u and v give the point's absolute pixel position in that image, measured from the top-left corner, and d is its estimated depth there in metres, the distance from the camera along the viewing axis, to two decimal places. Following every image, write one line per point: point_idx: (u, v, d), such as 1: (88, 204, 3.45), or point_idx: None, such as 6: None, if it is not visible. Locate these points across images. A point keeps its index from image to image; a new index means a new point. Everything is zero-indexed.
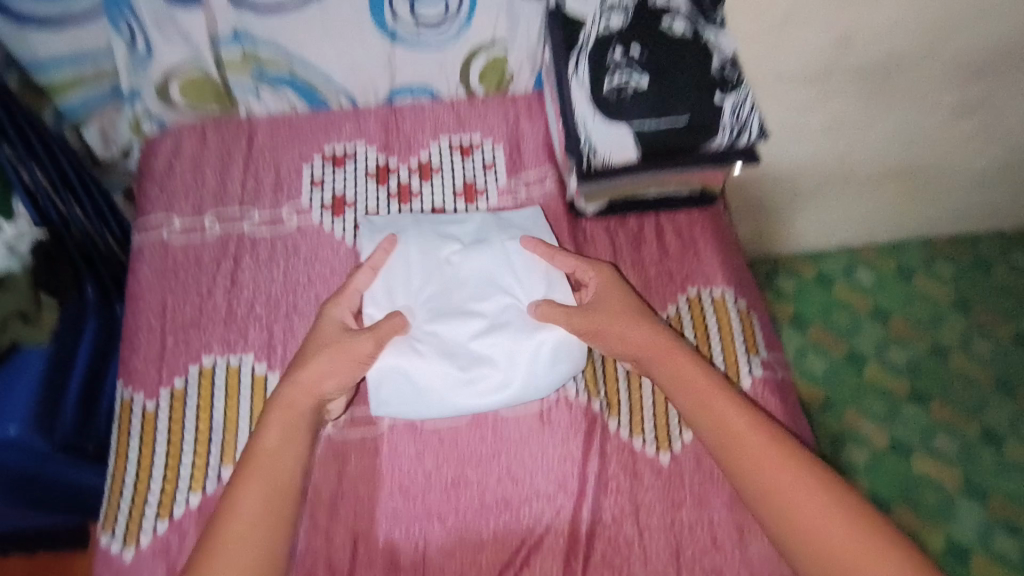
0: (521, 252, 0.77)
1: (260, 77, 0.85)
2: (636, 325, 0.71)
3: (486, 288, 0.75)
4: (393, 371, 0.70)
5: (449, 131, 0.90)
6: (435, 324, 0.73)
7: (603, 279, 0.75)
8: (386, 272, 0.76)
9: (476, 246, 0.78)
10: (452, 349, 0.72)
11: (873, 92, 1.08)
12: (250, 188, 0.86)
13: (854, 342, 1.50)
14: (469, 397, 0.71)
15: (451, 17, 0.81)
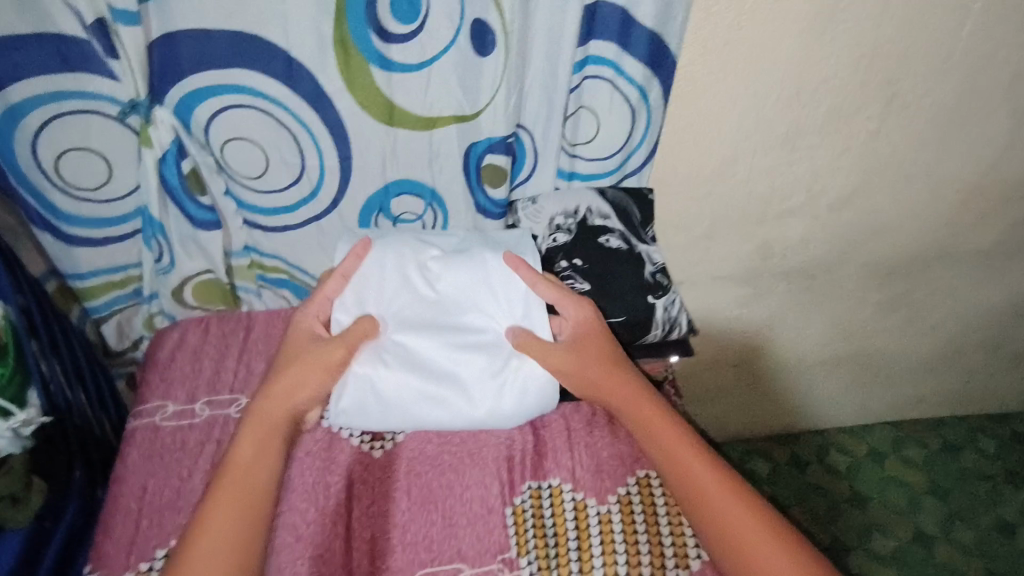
0: (506, 269, 0.84)
1: (263, 281, 0.99)
2: (607, 371, 0.84)
3: (458, 304, 0.85)
4: (363, 380, 0.82)
5: None
6: (406, 334, 0.83)
7: (580, 317, 0.85)
8: (360, 279, 0.84)
9: (457, 256, 0.85)
10: (421, 362, 0.84)
11: (798, 290, 1.24)
12: (242, 376, 0.95)
13: (836, 530, 1.51)
14: (431, 408, 0.84)
15: None
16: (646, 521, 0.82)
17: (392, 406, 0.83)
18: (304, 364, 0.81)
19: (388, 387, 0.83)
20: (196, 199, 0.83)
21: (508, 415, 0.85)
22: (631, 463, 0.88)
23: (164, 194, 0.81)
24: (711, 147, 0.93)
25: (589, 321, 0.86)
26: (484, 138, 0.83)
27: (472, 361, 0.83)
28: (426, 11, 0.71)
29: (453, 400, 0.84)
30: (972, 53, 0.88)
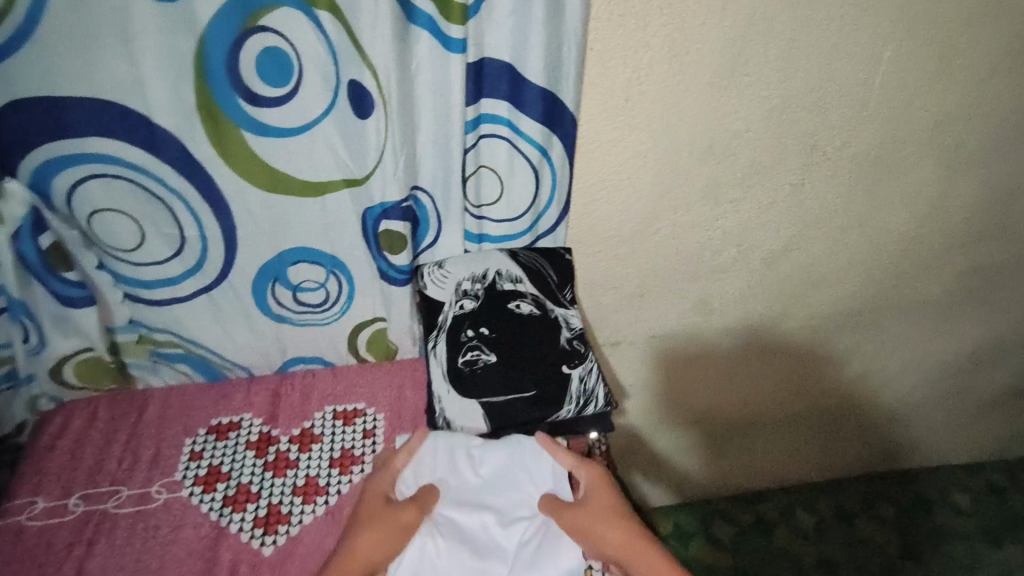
0: (539, 451, 0.75)
1: (156, 357, 0.91)
2: (615, 523, 0.69)
3: (497, 487, 0.73)
4: (415, 564, 0.68)
5: (333, 400, 0.96)
6: (456, 523, 0.71)
7: (591, 477, 0.73)
8: (415, 463, 0.76)
9: (496, 440, 0.76)
10: (469, 536, 0.70)
11: (744, 345, 1.19)
12: (126, 465, 0.87)
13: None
14: None
15: (332, 301, 0.90)
16: None
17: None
18: (371, 508, 0.71)
19: (442, 570, 0.68)
20: (62, 276, 0.78)
21: None
22: None
23: (24, 270, 0.76)
24: (627, 204, 0.89)
25: (606, 482, 0.73)
26: (378, 203, 0.79)
27: (522, 523, 0.71)
28: (302, 72, 0.67)
29: (497, 558, 0.68)
30: (886, 104, 0.86)
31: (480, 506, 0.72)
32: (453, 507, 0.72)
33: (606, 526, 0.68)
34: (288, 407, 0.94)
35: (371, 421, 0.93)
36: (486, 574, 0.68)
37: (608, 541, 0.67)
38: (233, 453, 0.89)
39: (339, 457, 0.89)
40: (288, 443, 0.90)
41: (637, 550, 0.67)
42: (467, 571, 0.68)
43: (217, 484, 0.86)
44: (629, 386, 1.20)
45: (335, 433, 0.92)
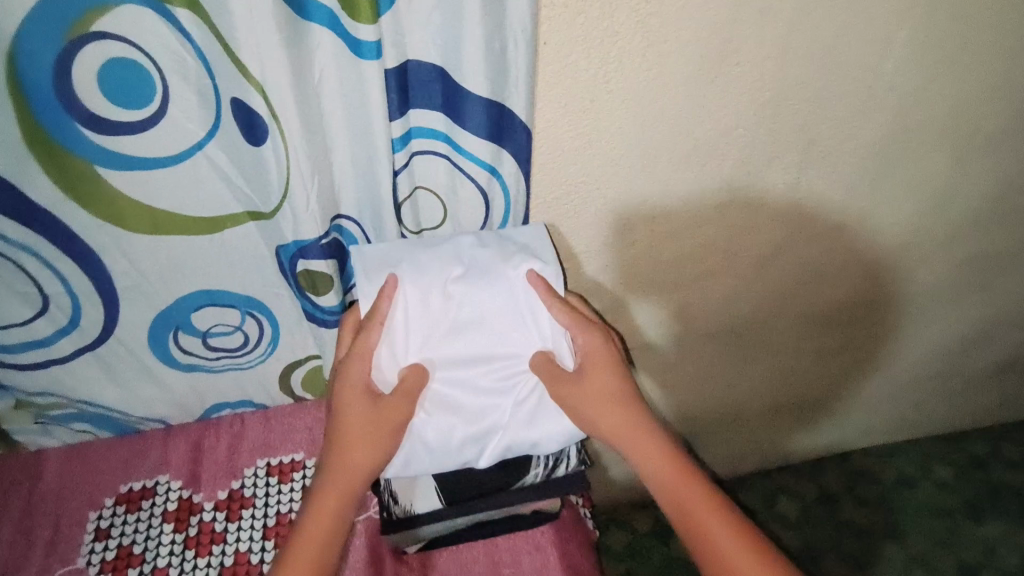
0: (531, 291, 0.66)
1: (44, 418, 0.78)
2: (629, 418, 0.66)
3: (478, 278, 0.66)
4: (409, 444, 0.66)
5: (266, 453, 0.83)
6: (444, 378, 0.67)
7: (591, 343, 0.68)
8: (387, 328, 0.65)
9: (479, 271, 0.66)
10: (459, 379, 0.67)
11: (727, 347, 1.08)
12: (17, 551, 0.74)
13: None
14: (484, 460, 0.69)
15: (251, 344, 0.76)
16: None
17: (498, 434, 0.68)
18: (354, 409, 0.63)
19: (432, 438, 0.66)
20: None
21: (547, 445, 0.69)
22: None
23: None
24: (596, 217, 0.76)
25: (608, 357, 0.68)
26: (291, 241, 0.64)
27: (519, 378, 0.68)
28: (165, 85, 0.51)
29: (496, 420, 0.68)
30: (896, 87, 0.73)
31: (471, 361, 0.67)
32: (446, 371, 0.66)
33: (623, 423, 0.66)
34: (212, 464, 0.81)
35: (310, 476, 0.81)
36: (487, 434, 0.67)
37: (607, 404, 0.66)
38: (148, 528, 0.76)
39: (275, 525, 0.77)
40: (213, 510, 0.78)
41: (654, 441, 0.66)
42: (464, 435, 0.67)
43: (129, 570, 0.73)
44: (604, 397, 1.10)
45: (269, 494, 0.79)
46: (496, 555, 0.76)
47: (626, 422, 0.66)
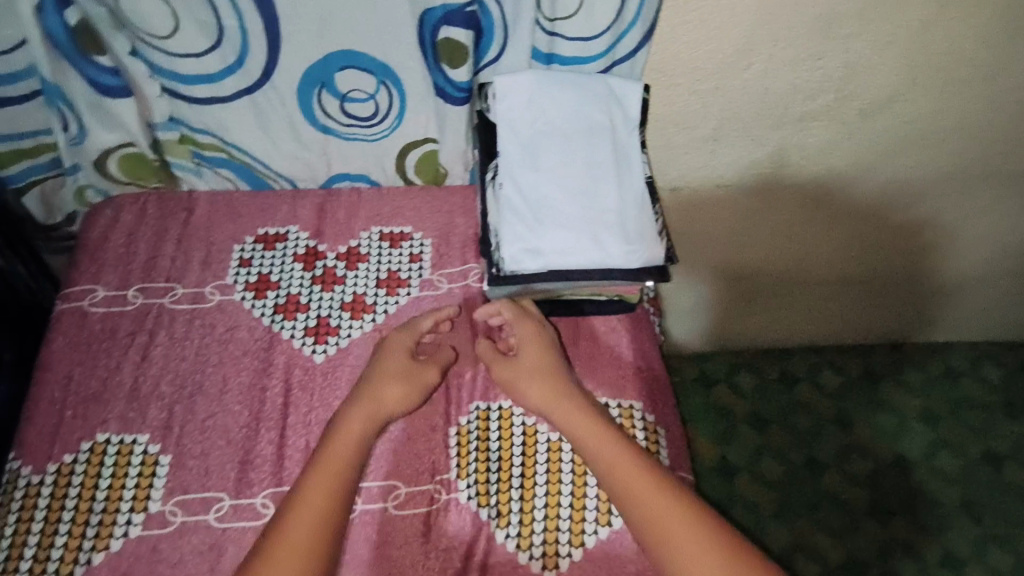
0: (622, 96, 0.78)
1: (199, 159, 0.88)
2: (563, 403, 0.73)
3: (579, 125, 0.77)
4: (520, 222, 0.74)
5: (380, 221, 0.92)
6: (546, 169, 0.76)
7: (528, 334, 0.78)
8: (505, 101, 0.77)
9: (578, 79, 0.78)
10: (560, 164, 0.76)
11: (811, 203, 1.10)
12: (179, 263, 0.88)
13: (811, 447, 1.47)
14: (586, 244, 0.74)
15: (381, 115, 0.84)
16: None
17: (597, 222, 0.75)
18: (393, 362, 0.75)
19: (544, 218, 0.74)
20: (95, 59, 0.71)
21: (641, 246, 0.75)
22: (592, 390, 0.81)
23: (55, 57, 0.70)
24: (719, 30, 0.77)
25: (540, 336, 0.79)
26: (439, 6, 0.70)
27: (618, 184, 0.76)
28: None
29: (601, 214, 0.75)
30: None
31: (571, 157, 0.76)
32: (552, 169, 0.76)
33: (557, 401, 0.73)
34: (334, 223, 0.92)
35: (418, 245, 0.91)
36: (591, 218, 0.75)
37: (549, 389, 0.74)
38: (282, 263, 0.89)
39: (387, 278, 0.88)
40: (335, 258, 0.89)
41: (590, 415, 0.72)
42: (569, 214, 0.75)
43: (269, 291, 0.87)
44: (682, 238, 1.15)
45: (382, 252, 0.90)
46: (581, 332, 0.85)
47: (562, 403, 0.73)
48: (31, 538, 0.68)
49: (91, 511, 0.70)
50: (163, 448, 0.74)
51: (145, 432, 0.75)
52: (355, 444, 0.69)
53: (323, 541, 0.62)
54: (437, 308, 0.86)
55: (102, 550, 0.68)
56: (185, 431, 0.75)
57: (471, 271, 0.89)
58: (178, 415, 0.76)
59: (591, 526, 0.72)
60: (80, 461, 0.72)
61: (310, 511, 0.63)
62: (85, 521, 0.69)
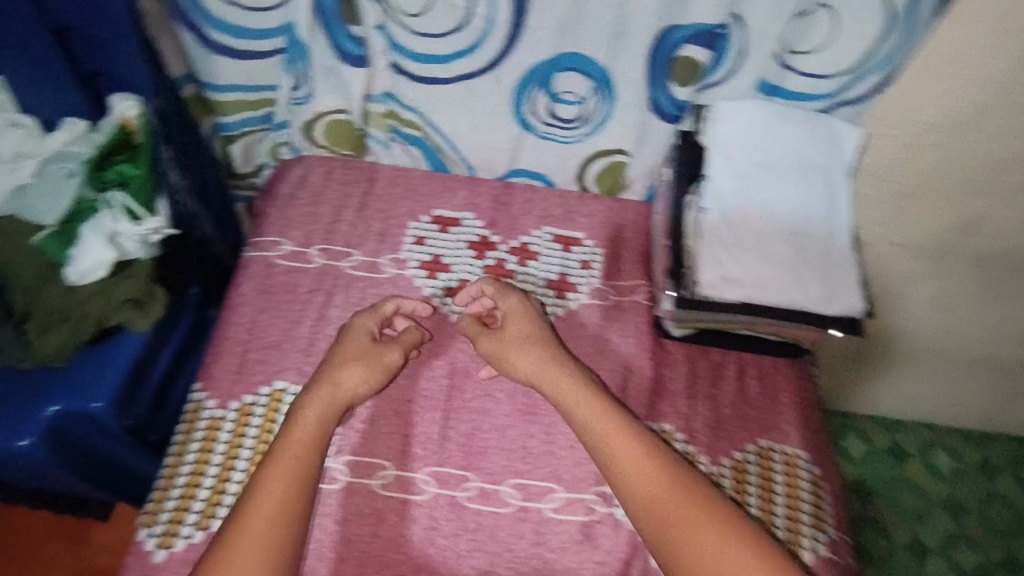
0: (840, 139, 0.76)
1: (394, 132, 0.90)
2: (568, 383, 0.72)
3: (792, 160, 0.76)
4: (718, 245, 0.73)
5: (554, 222, 0.93)
6: (752, 197, 0.74)
7: (512, 306, 0.79)
8: (720, 121, 0.77)
9: (798, 114, 0.77)
10: (768, 195, 0.75)
11: (993, 284, 1.02)
12: (358, 231, 0.91)
13: (915, 529, 1.40)
14: (786, 281, 0.71)
15: (586, 120, 0.83)
16: (761, 499, 0.74)
17: (799, 261, 0.72)
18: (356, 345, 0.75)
19: (744, 246, 0.73)
20: (348, 29, 0.73)
21: (842, 294, 0.71)
22: (755, 431, 0.78)
23: (315, 17, 0.73)
24: (960, 88, 0.73)
25: (525, 308, 0.79)
26: (690, 24, 0.69)
27: (823, 226, 0.74)
28: None
29: (804, 253, 0.73)
30: None
31: (780, 190, 0.75)
32: (757, 198, 0.75)
33: (537, 366, 0.74)
34: (508, 217, 0.93)
35: (588, 252, 0.91)
36: (793, 256, 0.73)
37: (551, 377, 0.73)
38: (455, 247, 0.90)
39: (557, 280, 0.88)
40: (508, 252, 0.91)
41: (587, 387, 0.72)
42: (771, 248, 0.73)
43: (442, 272, 0.88)
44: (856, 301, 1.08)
45: (553, 254, 0.91)
46: (747, 370, 0.82)
47: (559, 372, 0.73)
48: (211, 469, 0.73)
49: (266, 455, 0.74)
50: None
51: None
52: (314, 423, 0.68)
53: (281, 533, 0.61)
54: (603, 317, 0.86)
55: None
56: None
57: (640, 288, 0.88)
58: None
59: None
60: (259, 405, 0.77)
61: (284, 443, 0.66)
62: (260, 462, 0.73)
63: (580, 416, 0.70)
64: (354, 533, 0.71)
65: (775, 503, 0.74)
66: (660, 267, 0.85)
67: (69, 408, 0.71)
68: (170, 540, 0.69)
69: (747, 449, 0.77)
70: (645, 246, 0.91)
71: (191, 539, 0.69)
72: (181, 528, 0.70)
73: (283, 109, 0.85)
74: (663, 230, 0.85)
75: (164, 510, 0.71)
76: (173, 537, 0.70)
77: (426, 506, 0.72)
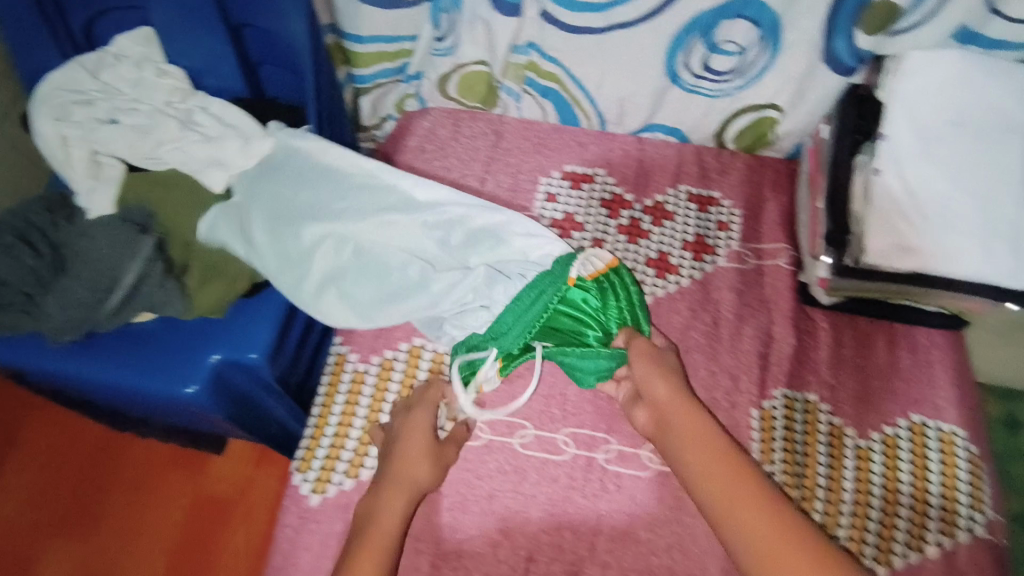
0: None
1: (529, 85, 0.88)
2: (699, 422, 0.64)
3: (991, 126, 0.69)
4: (886, 206, 0.69)
5: (691, 181, 0.89)
6: (927, 156, 0.68)
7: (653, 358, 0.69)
8: (905, 78, 0.70)
9: (1004, 69, 0.69)
10: (950, 159, 0.68)
11: None
12: (489, 188, 0.90)
13: None
14: (962, 256, 0.65)
15: (741, 71, 0.77)
16: (913, 477, 0.71)
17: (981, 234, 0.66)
18: (412, 442, 0.68)
19: (918, 211, 0.67)
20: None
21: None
22: (905, 404, 0.75)
23: None
24: None
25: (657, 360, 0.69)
26: None
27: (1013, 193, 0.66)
28: None
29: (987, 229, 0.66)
30: None
31: (962, 153, 0.68)
32: (937, 161, 0.68)
33: (684, 414, 0.65)
34: (641, 175, 0.90)
35: (725, 213, 0.87)
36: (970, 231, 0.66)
37: (671, 399, 0.66)
38: (588, 205, 0.88)
39: (694, 240, 0.85)
40: (641, 211, 0.87)
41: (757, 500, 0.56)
42: (946, 218, 0.67)
43: (573, 231, 0.86)
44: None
45: (689, 214, 0.87)
46: (897, 348, 0.78)
47: (742, 478, 0.58)
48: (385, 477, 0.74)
49: None
50: None
51: None
52: (396, 516, 0.63)
53: None
54: (741, 283, 0.83)
55: None
56: None
57: (781, 255, 0.85)
58: None
59: (903, 547, 0.67)
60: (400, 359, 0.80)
61: (373, 529, 0.61)
62: None
63: (735, 522, 0.55)
64: (496, 492, 0.72)
65: (930, 479, 0.71)
66: (809, 232, 0.81)
67: (230, 359, 0.73)
68: (323, 486, 0.72)
69: (898, 423, 0.74)
70: (785, 208, 0.88)
71: (342, 485, 0.72)
72: (332, 476, 0.73)
73: (418, 61, 0.84)
74: (812, 194, 0.81)
75: (315, 460, 0.74)
76: (325, 484, 0.72)
77: (566, 466, 0.73)
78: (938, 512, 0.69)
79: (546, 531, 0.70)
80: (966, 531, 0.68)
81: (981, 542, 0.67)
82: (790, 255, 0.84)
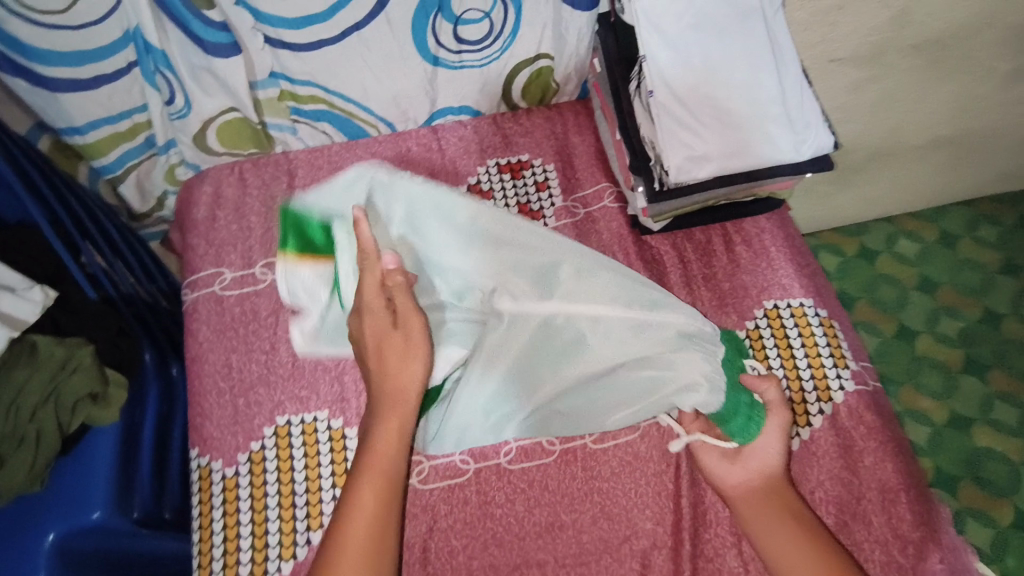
0: None
1: (297, 115, 0.82)
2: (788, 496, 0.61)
3: (732, 18, 0.71)
4: (670, 124, 0.69)
5: (496, 152, 0.86)
6: (687, 64, 0.70)
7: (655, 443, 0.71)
8: None
9: None
10: (708, 60, 0.70)
11: (923, 68, 0.98)
12: None
13: (902, 316, 1.27)
14: (750, 150, 0.68)
15: (495, 36, 0.76)
16: (783, 361, 0.74)
17: (756, 124, 0.69)
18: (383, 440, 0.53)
19: (698, 119, 0.69)
20: (202, 14, 0.66)
21: (804, 151, 0.69)
22: (758, 295, 0.78)
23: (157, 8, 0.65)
24: None
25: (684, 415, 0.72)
26: None
27: (769, 75, 0.70)
28: None
29: (760, 116, 0.69)
30: None
31: (716, 51, 0.70)
32: (700, 65, 0.70)
33: (768, 469, 0.62)
34: (446, 162, 0.86)
35: (540, 173, 0.85)
36: (745, 124, 0.69)
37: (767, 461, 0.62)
38: None
39: (519, 211, 0.83)
40: None
41: (795, 518, 0.59)
42: (725, 118, 0.69)
43: None
44: (837, 137, 1.08)
45: (506, 187, 0.84)
46: (734, 246, 0.81)
47: (767, 501, 0.60)
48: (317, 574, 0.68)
49: (295, 493, 0.70)
50: (345, 420, 0.73)
51: (322, 408, 0.73)
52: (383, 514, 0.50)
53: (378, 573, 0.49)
54: (578, 235, 0.82)
55: (317, 529, 0.68)
56: (361, 401, 0.73)
57: (606, 193, 0.84)
58: (350, 386, 0.74)
59: (793, 429, 0.71)
60: (269, 446, 0.72)
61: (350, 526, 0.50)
62: (292, 504, 0.69)
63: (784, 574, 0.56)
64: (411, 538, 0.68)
65: (798, 357, 0.74)
66: (621, 166, 0.81)
67: (68, 529, 0.65)
68: None
69: (756, 315, 0.77)
70: (595, 147, 0.86)
71: None
72: None
73: (162, 129, 0.77)
74: (610, 126, 0.81)
75: None
76: None
77: (471, 484, 0.70)
78: (813, 386, 0.73)
79: (474, 557, 0.68)
80: (839, 391, 0.72)
81: (855, 395, 0.72)
82: (615, 192, 0.84)
